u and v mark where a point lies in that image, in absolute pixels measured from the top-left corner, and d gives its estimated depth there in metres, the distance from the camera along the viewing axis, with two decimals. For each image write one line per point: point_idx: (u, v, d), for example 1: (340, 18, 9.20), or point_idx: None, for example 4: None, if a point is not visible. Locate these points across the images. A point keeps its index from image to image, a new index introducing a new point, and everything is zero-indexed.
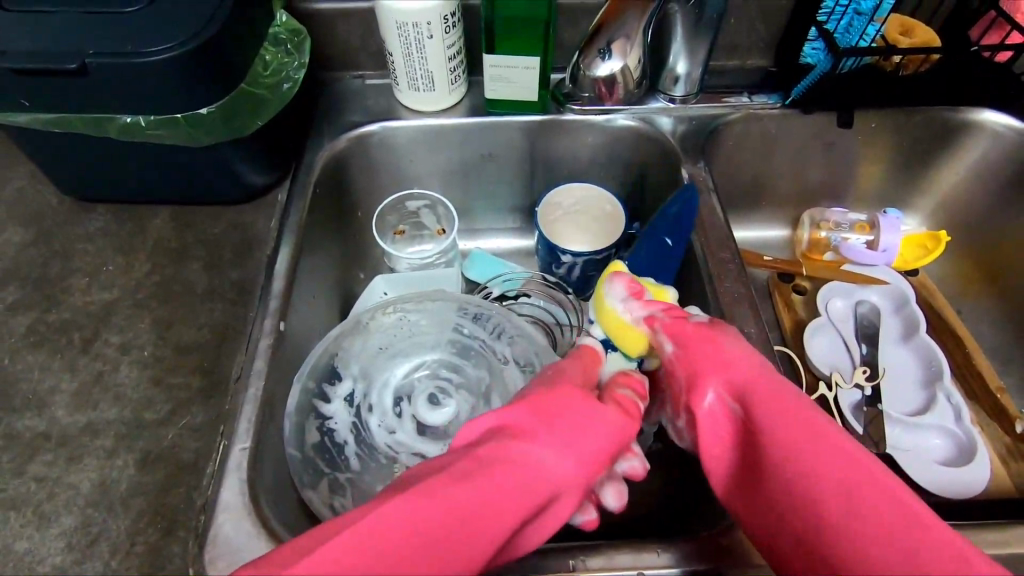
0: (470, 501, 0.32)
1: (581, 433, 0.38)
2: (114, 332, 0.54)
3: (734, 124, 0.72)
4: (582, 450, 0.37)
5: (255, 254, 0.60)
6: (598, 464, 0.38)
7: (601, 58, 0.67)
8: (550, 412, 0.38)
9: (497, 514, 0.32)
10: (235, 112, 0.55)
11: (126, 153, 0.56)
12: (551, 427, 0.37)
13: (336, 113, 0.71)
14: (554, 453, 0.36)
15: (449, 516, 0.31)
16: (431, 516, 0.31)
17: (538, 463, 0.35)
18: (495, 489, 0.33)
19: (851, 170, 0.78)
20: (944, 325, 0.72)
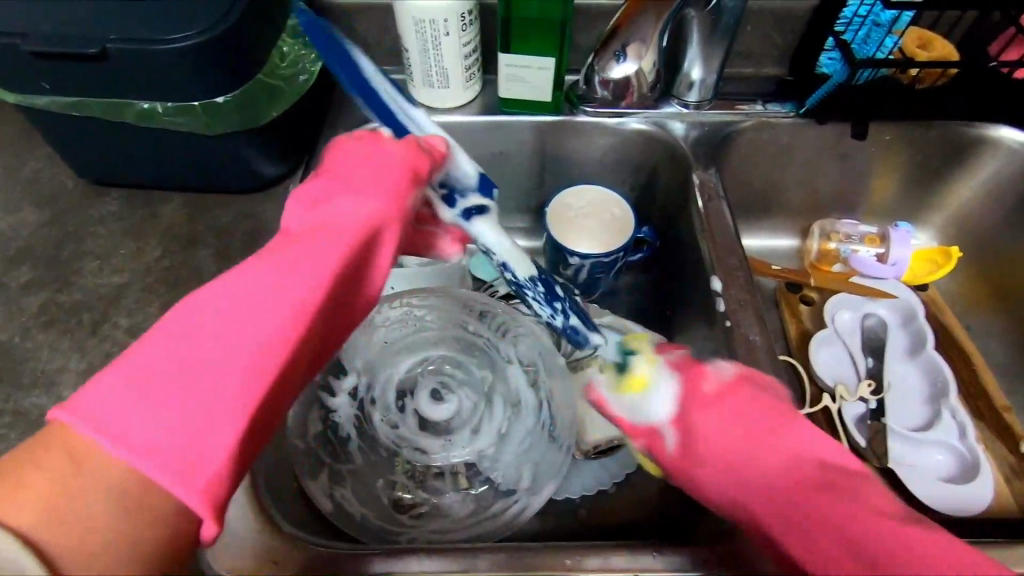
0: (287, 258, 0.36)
1: (368, 173, 0.43)
2: (123, 315, 0.55)
3: (747, 132, 0.72)
4: (378, 189, 0.42)
5: (265, 243, 0.61)
6: (393, 198, 0.42)
7: (616, 61, 0.67)
8: (346, 170, 0.43)
9: (322, 258, 0.37)
10: (249, 102, 0.56)
11: (142, 139, 0.57)
12: (348, 179, 0.42)
13: (350, 106, 0.72)
14: (345, 198, 0.41)
15: (270, 281, 0.34)
16: (248, 284, 0.34)
17: (341, 212, 0.40)
18: (304, 246, 0.37)
19: (863, 182, 0.78)
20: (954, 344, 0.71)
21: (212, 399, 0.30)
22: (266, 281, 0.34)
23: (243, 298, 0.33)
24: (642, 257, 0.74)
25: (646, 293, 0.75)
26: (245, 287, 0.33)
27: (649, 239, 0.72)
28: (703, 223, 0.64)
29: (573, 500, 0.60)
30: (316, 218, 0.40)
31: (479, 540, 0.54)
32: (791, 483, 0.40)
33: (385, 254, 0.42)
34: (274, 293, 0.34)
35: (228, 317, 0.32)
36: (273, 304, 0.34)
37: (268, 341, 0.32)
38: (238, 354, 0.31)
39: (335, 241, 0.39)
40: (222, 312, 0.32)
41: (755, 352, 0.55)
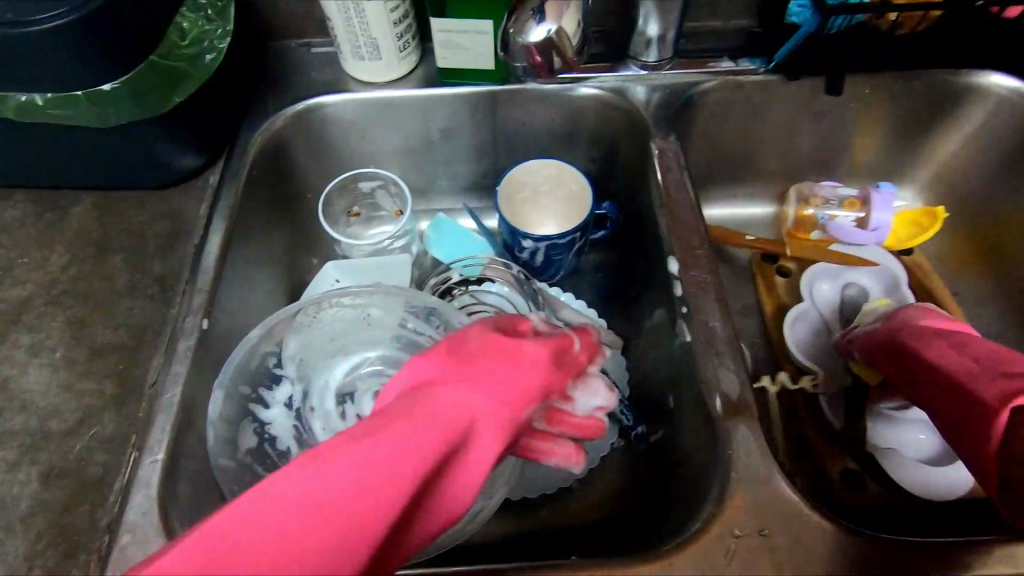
0: (339, 478, 0.29)
1: (490, 376, 0.37)
2: (25, 332, 0.50)
3: (712, 93, 0.66)
4: (494, 387, 0.36)
5: (183, 244, 0.55)
6: (509, 408, 0.36)
7: (535, 20, 0.59)
8: (452, 357, 0.38)
9: (398, 472, 0.30)
10: (147, 88, 0.50)
11: (31, 135, 0.51)
12: (460, 368, 0.37)
13: (278, 86, 0.66)
14: (456, 392, 0.35)
15: (341, 493, 0.29)
16: (316, 491, 0.29)
17: (440, 408, 0.34)
18: (410, 444, 0.31)
19: (841, 141, 0.72)
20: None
21: None
22: (354, 494, 0.29)
23: (268, 531, 0.28)
24: (605, 235, 0.68)
25: (611, 273, 0.71)
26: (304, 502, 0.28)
27: (611, 214, 0.67)
28: (662, 197, 0.59)
29: (534, 499, 0.57)
30: (430, 409, 0.34)
31: (435, 547, 0.51)
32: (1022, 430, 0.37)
33: (465, 480, 0.34)
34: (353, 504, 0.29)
35: (268, 556, 0.27)
36: (302, 552, 0.27)
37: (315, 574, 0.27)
38: None
39: (423, 447, 0.32)
40: (255, 545, 0.27)
41: (716, 339, 0.51)
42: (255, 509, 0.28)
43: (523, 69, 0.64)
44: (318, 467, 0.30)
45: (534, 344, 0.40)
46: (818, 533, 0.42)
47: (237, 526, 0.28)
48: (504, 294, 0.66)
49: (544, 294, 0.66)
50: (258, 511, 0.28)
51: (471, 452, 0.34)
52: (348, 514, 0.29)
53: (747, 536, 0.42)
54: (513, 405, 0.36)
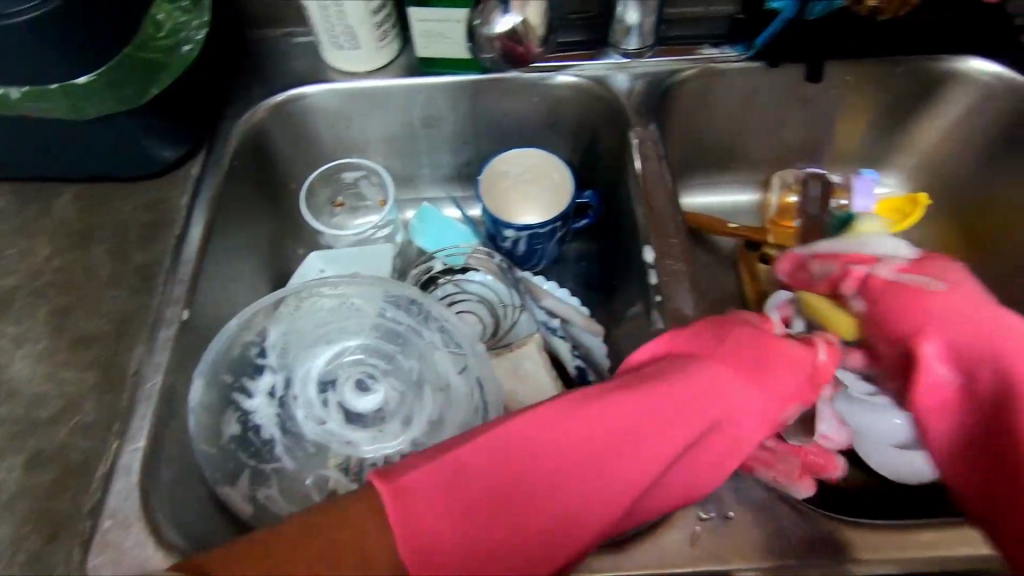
0: (551, 439, 0.38)
1: (758, 361, 0.44)
2: (9, 323, 0.51)
3: (693, 80, 0.66)
4: (773, 392, 0.43)
5: (164, 235, 0.56)
6: (784, 403, 0.44)
7: (498, 11, 0.59)
8: (749, 357, 0.44)
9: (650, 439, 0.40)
10: (123, 81, 0.51)
11: (10, 128, 0.52)
12: (730, 359, 0.44)
13: (258, 76, 0.66)
14: (735, 385, 0.43)
15: (555, 442, 0.38)
16: (542, 441, 0.38)
17: (727, 403, 0.42)
18: (671, 423, 0.40)
19: (824, 128, 0.72)
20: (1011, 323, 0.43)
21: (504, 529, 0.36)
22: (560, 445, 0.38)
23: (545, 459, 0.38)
24: (588, 223, 0.69)
25: (594, 262, 0.71)
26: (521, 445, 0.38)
27: (593, 203, 0.67)
28: (640, 185, 0.59)
29: None
30: (708, 397, 0.42)
31: None
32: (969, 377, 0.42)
33: (715, 450, 0.42)
34: (581, 461, 0.38)
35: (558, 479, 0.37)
36: (538, 479, 0.37)
37: (521, 510, 0.37)
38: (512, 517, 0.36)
39: (679, 431, 0.40)
40: (482, 471, 0.37)
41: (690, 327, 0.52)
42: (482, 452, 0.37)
43: (494, 61, 0.64)
44: (582, 421, 0.39)
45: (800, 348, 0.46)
46: (782, 516, 0.43)
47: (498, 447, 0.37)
48: (489, 283, 0.67)
49: (528, 282, 0.67)
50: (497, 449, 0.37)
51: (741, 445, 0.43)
52: (591, 457, 0.38)
53: (713, 519, 0.43)
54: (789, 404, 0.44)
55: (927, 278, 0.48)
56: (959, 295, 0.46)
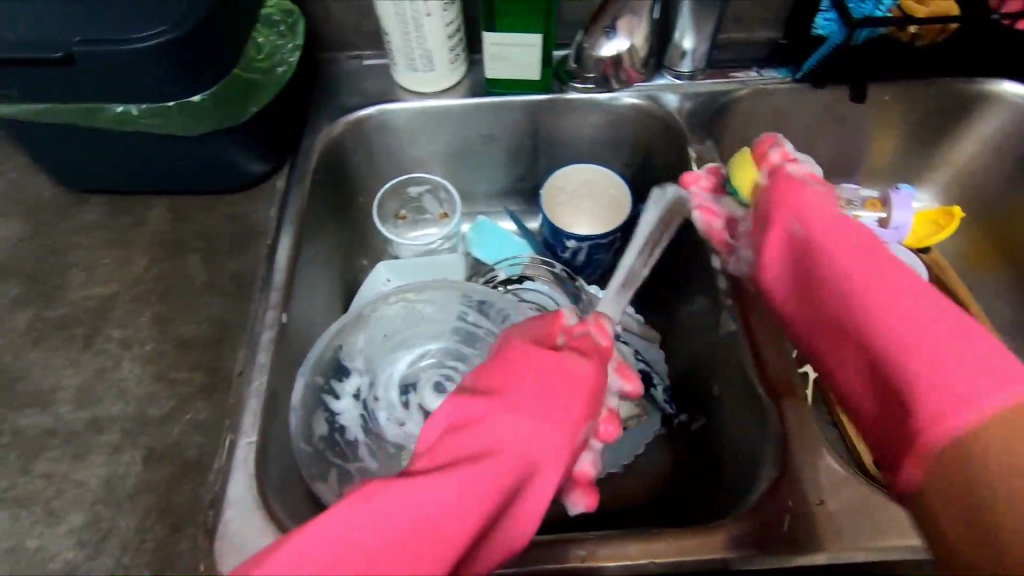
0: (341, 530, 0.32)
1: (543, 399, 0.40)
2: (115, 327, 0.53)
3: (743, 100, 0.70)
4: (551, 415, 0.40)
5: (255, 244, 0.59)
6: (576, 424, 0.40)
7: (606, 37, 0.65)
8: (515, 396, 0.40)
9: (442, 490, 0.34)
10: (228, 99, 0.54)
11: (119, 143, 0.55)
12: (508, 399, 0.40)
13: (333, 96, 0.69)
14: (519, 422, 0.39)
15: (356, 525, 0.32)
16: (337, 531, 0.32)
17: (499, 441, 0.38)
18: (476, 476, 0.35)
19: (862, 146, 0.76)
20: (871, 250, 0.42)
21: None
22: (370, 525, 0.32)
23: (335, 556, 0.31)
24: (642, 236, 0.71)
25: None
26: (322, 541, 0.32)
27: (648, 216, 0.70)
28: None
29: None
30: (512, 442, 0.38)
31: None
32: (938, 298, 0.38)
33: (542, 487, 0.38)
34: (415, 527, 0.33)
35: (369, 561, 0.31)
36: (341, 569, 0.31)
37: None
38: None
39: (485, 474, 0.36)
40: None
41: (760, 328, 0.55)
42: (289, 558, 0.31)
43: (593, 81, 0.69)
44: (372, 502, 0.33)
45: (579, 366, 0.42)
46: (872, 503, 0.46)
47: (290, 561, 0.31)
48: (548, 294, 0.70)
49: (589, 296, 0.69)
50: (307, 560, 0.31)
51: (542, 480, 0.38)
52: (397, 533, 0.32)
53: (804, 504, 0.46)
54: (574, 421, 0.40)
55: (823, 194, 0.48)
56: (860, 272, 0.41)
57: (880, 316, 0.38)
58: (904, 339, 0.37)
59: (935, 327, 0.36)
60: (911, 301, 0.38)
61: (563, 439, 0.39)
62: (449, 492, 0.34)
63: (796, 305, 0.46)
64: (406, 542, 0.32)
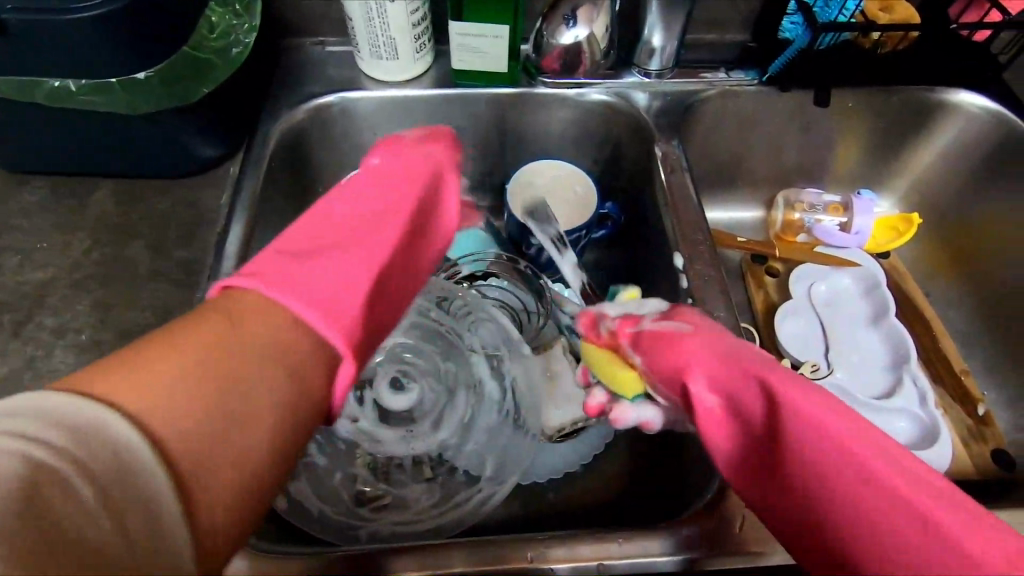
0: (316, 230, 0.44)
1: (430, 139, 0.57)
2: (48, 314, 0.50)
3: (711, 101, 0.70)
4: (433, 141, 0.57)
5: (204, 231, 0.57)
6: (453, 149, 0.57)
7: (565, 26, 0.64)
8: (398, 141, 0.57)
9: (387, 180, 0.51)
10: (179, 78, 0.52)
11: (57, 120, 0.52)
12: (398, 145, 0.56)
13: (295, 81, 0.67)
14: (430, 151, 0.55)
15: (323, 212, 0.46)
16: (307, 231, 0.44)
17: (410, 160, 0.53)
18: (392, 178, 0.51)
19: (827, 151, 0.77)
20: (838, 440, 0.37)
21: (321, 274, 0.39)
22: (335, 216, 0.46)
23: (316, 248, 0.40)
24: (606, 234, 0.71)
25: (612, 270, 0.74)
26: (293, 243, 0.42)
27: (613, 214, 0.70)
28: (667, 197, 0.63)
29: (541, 484, 0.61)
30: (410, 153, 0.54)
31: (440, 531, 0.53)
32: (877, 464, 0.35)
33: (450, 183, 0.56)
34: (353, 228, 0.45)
35: (331, 244, 0.42)
36: (330, 249, 0.42)
37: (342, 246, 0.43)
38: (316, 278, 0.38)
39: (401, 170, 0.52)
40: (277, 278, 0.37)
41: None
42: (272, 259, 0.39)
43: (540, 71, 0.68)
44: (320, 214, 0.46)
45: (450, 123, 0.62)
46: None
47: (270, 265, 0.38)
48: (509, 293, 0.69)
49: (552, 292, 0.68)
50: (290, 248, 0.41)
51: (443, 184, 0.55)
52: (359, 206, 0.48)
53: None
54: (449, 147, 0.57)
55: (718, 337, 0.45)
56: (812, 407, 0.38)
57: (845, 514, 0.34)
58: (877, 524, 0.33)
59: (880, 506, 0.34)
60: (846, 458, 0.36)
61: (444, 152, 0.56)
62: (381, 187, 0.50)
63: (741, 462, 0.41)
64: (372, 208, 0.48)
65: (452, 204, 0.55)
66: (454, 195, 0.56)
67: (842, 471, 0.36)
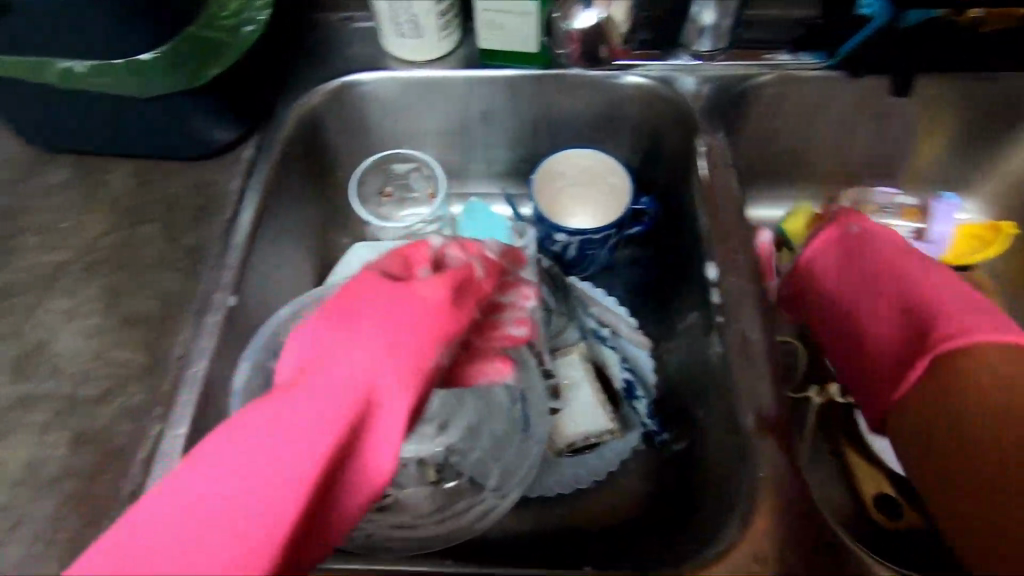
0: (168, 507, 0.30)
1: (394, 325, 0.38)
2: (60, 297, 0.51)
3: (769, 87, 0.62)
4: (393, 337, 0.37)
5: (214, 218, 0.55)
6: (422, 352, 0.37)
7: (580, 7, 0.59)
8: (349, 310, 0.38)
9: (305, 411, 0.33)
10: (184, 61, 0.49)
11: (72, 100, 0.51)
12: (344, 330, 0.37)
13: (317, 60, 0.64)
14: (364, 352, 0.36)
15: (187, 472, 0.31)
16: (169, 493, 0.30)
17: (340, 375, 0.35)
18: (316, 404, 0.34)
19: (905, 146, 0.67)
20: (886, 263, 0.51)
21: None
22: (203, 487, 0.30)
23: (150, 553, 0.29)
24: (641, 231, 0.66)
25: (646, 270, 0.68)
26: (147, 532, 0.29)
27: (649, 209, 0.65)
28: (706, 196, 0.58)
29: (549, 498, 0.57)
30: (341, 366, 0.35)
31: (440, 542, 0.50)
32: (935, 278, 0.48)
33: (393, 402, 0.35)
34: (231, 505, 0.30)
35: (177, 559, 0.29)
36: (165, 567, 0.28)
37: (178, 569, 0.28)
38: None
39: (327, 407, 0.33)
40: None
41: None
42: (115, 537, 0.29)
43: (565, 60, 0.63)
44: (191, 470, 0.31)
45: (425, 284, 0.40)
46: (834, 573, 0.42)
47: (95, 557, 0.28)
48: None
49: (579, 291, 0.64)
50: (131, 531, 0.29)
51: (382, 412, 0.35)
52: (242, 467, 0.31)
53: (770, 560, 0.42)
54: (409, 347, 0.37)
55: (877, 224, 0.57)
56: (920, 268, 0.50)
57: (923, 285, 0.48)
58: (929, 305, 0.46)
59: (947, 301, 0.46)
60: (942, 279, 0.48)
61: (400, 361, 0.37)
62: (284, 440, 0.32)
63: (893, 320, 0.48)
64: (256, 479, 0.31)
65: (392, 435, 0.35)
66: (396, 435, 0.35)
67: (889, 272, 0.50)
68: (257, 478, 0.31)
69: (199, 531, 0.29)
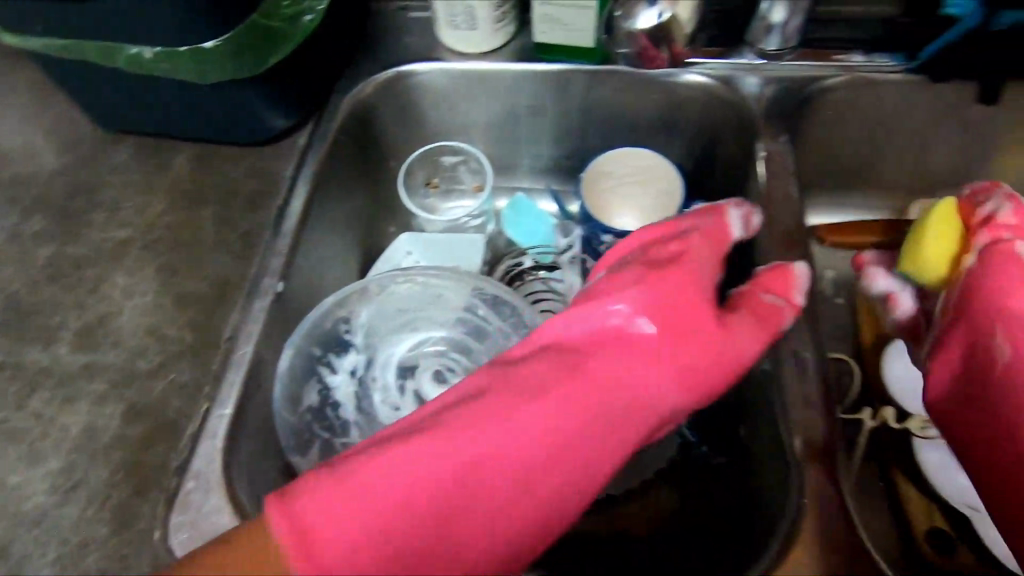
0: (399, 471, 0.35)
1: (614, 379, 0.42)
2: (122, 274, 0.53)
3: (838, 90, 0.59)
4: (600, 389, 0.41)
5: (267, 203, 0.57)
6: (627, 407, 0.41)
7: (644, 5, 0.57)
8: (567, 355, 0.43)
9: (519, 435, 0.38)
10: (245, 49, 0.50)
11: (140, 84, 0.53)
12: (567, 368, 0.42)
13: (373, 48, 0.64)
14: (553, 407, 0.39)
15: (416, 454, 0.36)
16: (395, 471, 0.35)
17: (554, 414, 0.39)
18: (520, 432, 0.38)
19: (987, 158, 0.62)
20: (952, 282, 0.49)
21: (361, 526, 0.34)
22: (428, 459, 0.36)
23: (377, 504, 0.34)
24: None
25: None
26: (374, 485, 0.35)
27: None
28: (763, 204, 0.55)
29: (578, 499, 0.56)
30: (558, 401, 0.40)
31: None
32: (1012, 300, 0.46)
33: (593, 455, 0.40)
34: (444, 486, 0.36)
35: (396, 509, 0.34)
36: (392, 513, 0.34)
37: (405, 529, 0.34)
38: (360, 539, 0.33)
39: (543, 434, 0.39)
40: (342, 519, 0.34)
41: None
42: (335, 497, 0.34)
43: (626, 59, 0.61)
44: (399, 458, 0.36)
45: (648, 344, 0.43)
46: None
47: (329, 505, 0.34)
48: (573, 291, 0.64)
49: None
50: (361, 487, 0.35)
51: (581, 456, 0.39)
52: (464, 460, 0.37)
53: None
54: (616, 402, 0.41)
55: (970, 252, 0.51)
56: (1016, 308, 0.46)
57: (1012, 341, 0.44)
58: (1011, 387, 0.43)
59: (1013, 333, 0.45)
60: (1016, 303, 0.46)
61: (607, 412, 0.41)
62: (503, 447, 0.38)
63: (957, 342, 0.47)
64: (473, 471, 0.37)
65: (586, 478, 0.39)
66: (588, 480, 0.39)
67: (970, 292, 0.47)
68: (468, 470, 0.37)
69: (424, 505, 0.35)
